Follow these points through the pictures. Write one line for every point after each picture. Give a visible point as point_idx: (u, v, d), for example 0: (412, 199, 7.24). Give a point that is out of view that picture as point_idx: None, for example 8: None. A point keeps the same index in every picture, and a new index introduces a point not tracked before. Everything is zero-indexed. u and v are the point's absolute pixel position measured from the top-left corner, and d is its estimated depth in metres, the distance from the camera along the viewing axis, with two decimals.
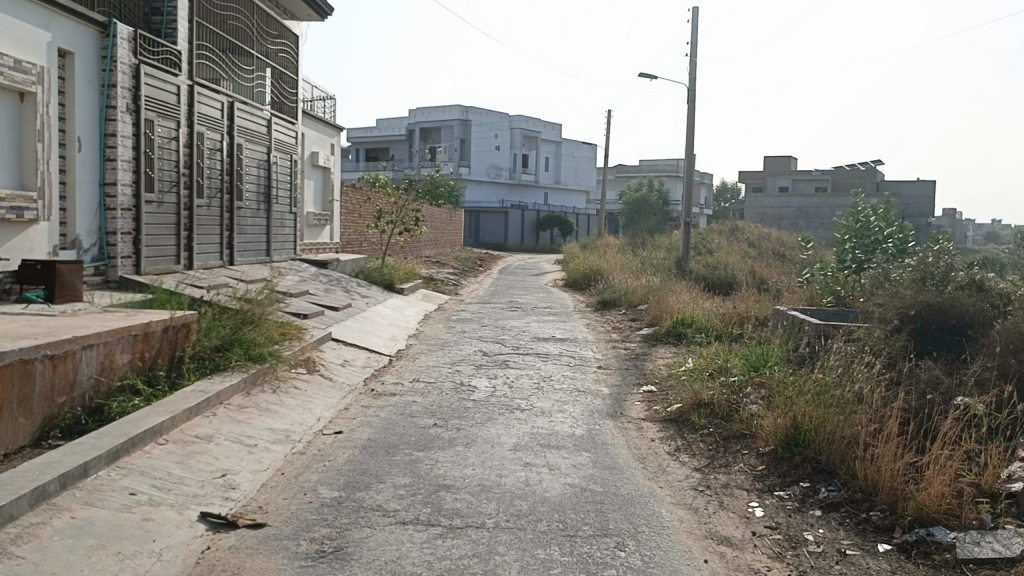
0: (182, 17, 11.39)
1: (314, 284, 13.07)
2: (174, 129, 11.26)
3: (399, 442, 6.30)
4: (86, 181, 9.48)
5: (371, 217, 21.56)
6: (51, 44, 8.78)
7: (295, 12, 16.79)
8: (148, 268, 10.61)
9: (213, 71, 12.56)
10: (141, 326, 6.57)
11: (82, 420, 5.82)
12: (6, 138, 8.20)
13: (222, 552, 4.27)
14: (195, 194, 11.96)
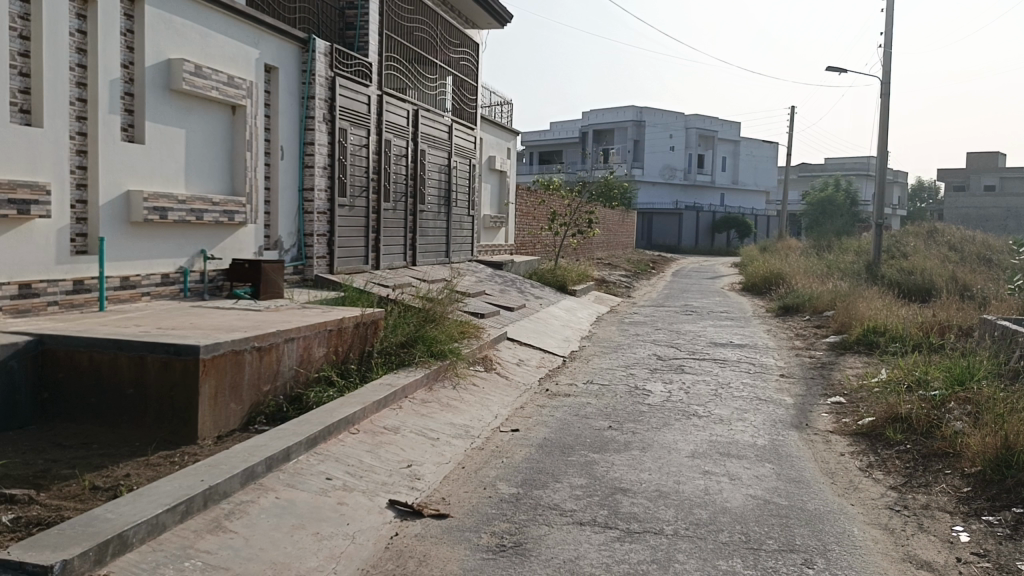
0: (373, 31, 12.05)
1: (491, 284, 13.44)
2: (365, 137, 11.93)
3: (575, 443, 6.35)
4: (287, 187, 10.24)
5: (546, 219, 21.88)
6: (258, 60, 9.58)
7: (476, 20, 17.33)
8: (340, 267, 11.31)
9: (399, 81, 13.20)
10: (334, 321, 7.02)
11: (283, 407, 6.30)
12: (220, 147, 9.01)
13: (410, 539, 4.48)
14: (383, 198, 12.62)
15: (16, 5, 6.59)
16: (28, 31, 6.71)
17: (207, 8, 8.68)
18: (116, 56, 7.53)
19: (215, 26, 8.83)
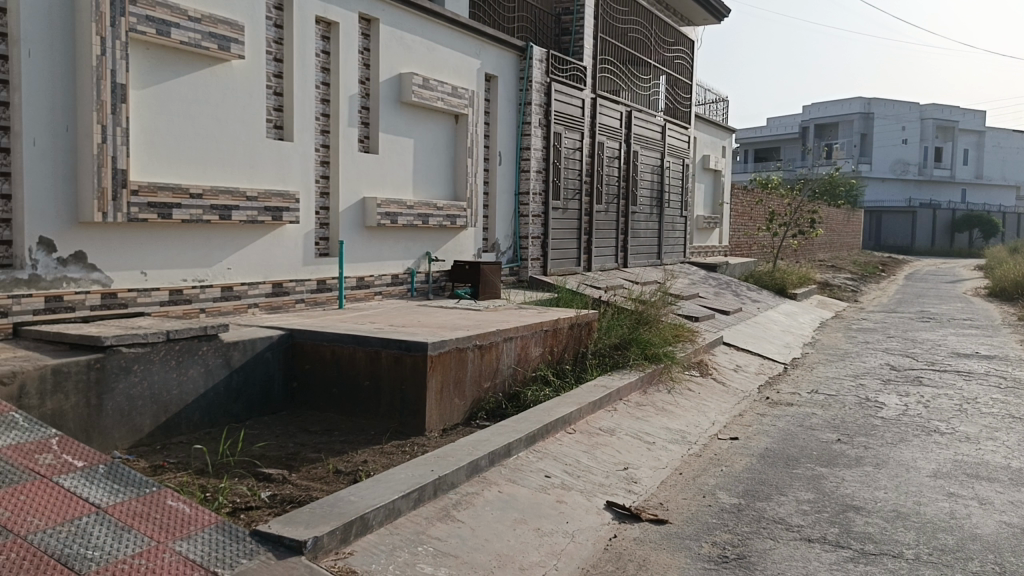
0: (589, 35, 12.15)
1: (705, 287, 13.11)
2: (579, 140, 12.08)
3: (800, 455, 6.04)
4: (504, 191, 10.60)
5: (762, 219, 21.04)
6: (479, 70, 10.00)
7: (691, 16, 17.02)
8: (554, 269, 11.53)
9: (613, 83, 13.23)
10: (550, 322, 7.16)
11: (502, 404, 6.52)
12: (444, 154, 9.50)
13: (629, 543, 4.47)
14: (596, 200, 12.71)
15: (272, 31, 7.33)
16: (281, 55, 7.44)
17: (434, 23, 9.18)
18: (355, 73, 8.16)
19: (440, 39, 9.33)
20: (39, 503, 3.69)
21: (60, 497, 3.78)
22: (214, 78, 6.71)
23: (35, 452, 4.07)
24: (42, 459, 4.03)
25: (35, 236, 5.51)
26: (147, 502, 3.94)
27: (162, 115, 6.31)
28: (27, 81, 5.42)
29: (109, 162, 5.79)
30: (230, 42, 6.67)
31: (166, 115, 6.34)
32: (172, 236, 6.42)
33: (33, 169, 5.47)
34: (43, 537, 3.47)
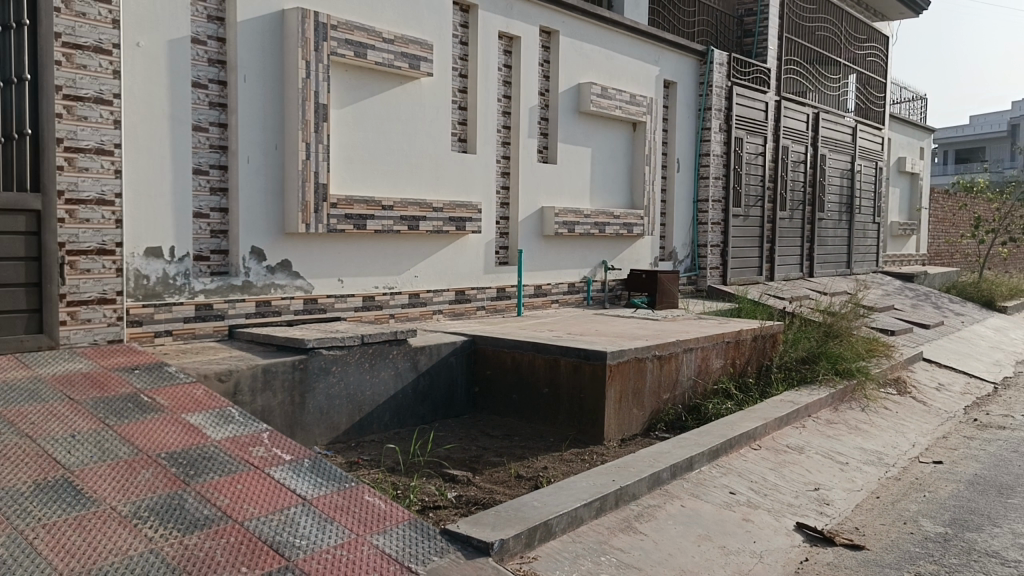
0: (774, 36, 11.73)
1: (900, 298, 12.26)
2: (762, 145, 11.67)
3: (1016, 484, 5.50)
4: (683, 198, 10.43)
5: (966, 226, 19.42)
6: (659, 76, 9.90)
7: (886, 10, 16.02)
8: (734, 278, 11.19)
9: (800, 84, 12.68)
10: (733, 333, 6.95)
11: (682, 416, 6.41)
12: (622, 162, 9.48)
13: (821, 567, 4.25)
14: (779, 207, 12.22)
15: (457, 48, 7.64)
16: (466, 70, 7.74)
17: (613, 31, 9.19)
18: (535, 85, 8.32)
19: (619, 48, 9.33)
20: (254, 492, 4.03)
21: (271, 488, 4.10)
22: (405, 95, 7.05)
23: (250, 445, 4.44)
24: (256, 452, 4.39)
25: (248, 246, 6.02)
26: (347, 496, 4.18)
27: (359, 131, 6.71)
28: (244, 104, 5.95)
29: (311, 177, 6.21)
30: (420, 60, 6.99)
31: (361, 132, 6.73)
32: (365, 246, 6.79)
33: (247, 184, 5.98)
34: (258, 524, 3.78)
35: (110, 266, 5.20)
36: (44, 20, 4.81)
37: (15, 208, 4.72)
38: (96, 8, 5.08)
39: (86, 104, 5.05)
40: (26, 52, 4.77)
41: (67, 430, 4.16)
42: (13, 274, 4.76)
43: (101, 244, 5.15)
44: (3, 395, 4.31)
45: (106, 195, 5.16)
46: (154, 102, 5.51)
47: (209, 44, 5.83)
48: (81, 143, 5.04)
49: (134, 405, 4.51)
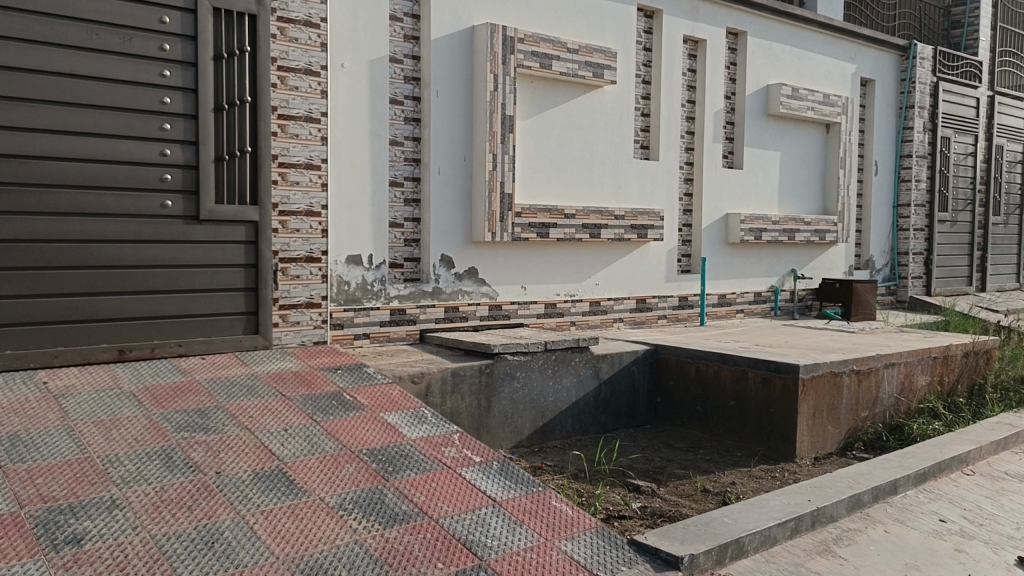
0: (986, 26, 10.82)
1: None
2: (973, 145, 10.77)
3: None
4: (881, 203, 9.83)
5: None
6: (855, 74, 9.38)
7: None
8: (940, 289, 10.37)
9: (1017, 76, 11.59)
10: (940, 349, 6.49)
11: (883, 436, 6.02)
12: (814, 166, 9.06)
13: None
14: (992, 211, 11.21)
15: (641, 55, 7.62)
16: (649, 77, 7.70)
17: (806, 30, 8.82)
18: (721, 88, 8.14)
19: (812, 47, 8.94)
20: (447, 491, 4.18)
21: (464, 488, 4.24)
22: (588, 103, 7.10)
23: (442, 445, 4.61)
24: (448, 452, 4.56)
25: (438, 254, 6.27)
26: (536, 499, 4.24)
27: (544, 141, 6.83)
28: (436, 118, 6.21)
29: (498, 187, 6.37)
30: (604, 68, 7.01)
31: (548, 142, 6.86)
32: (549, 254, 6.90)
33: (438, 195, 6.24)
34: (451, 522, 3.91)
35: (316, 273, 5.60)
36: (262, 47, 5.22)
37: (237, 219, 5.19)
38: (307, 34, 5.48)
39: (297, 123, 5.47)
40: (246, 76, 5.17)
41: (281, 424, 4.50)
42: (234, 279, 5.22)
43: (309, 252, 5.56)
44: (226, 390, 4.73)
45: (313, 207, 5.57)
46: (356, 118, 5.86)
47: (404, 62, 6.16)
48: (293, 158, 5.46)
49: (338, 403, 4.82)
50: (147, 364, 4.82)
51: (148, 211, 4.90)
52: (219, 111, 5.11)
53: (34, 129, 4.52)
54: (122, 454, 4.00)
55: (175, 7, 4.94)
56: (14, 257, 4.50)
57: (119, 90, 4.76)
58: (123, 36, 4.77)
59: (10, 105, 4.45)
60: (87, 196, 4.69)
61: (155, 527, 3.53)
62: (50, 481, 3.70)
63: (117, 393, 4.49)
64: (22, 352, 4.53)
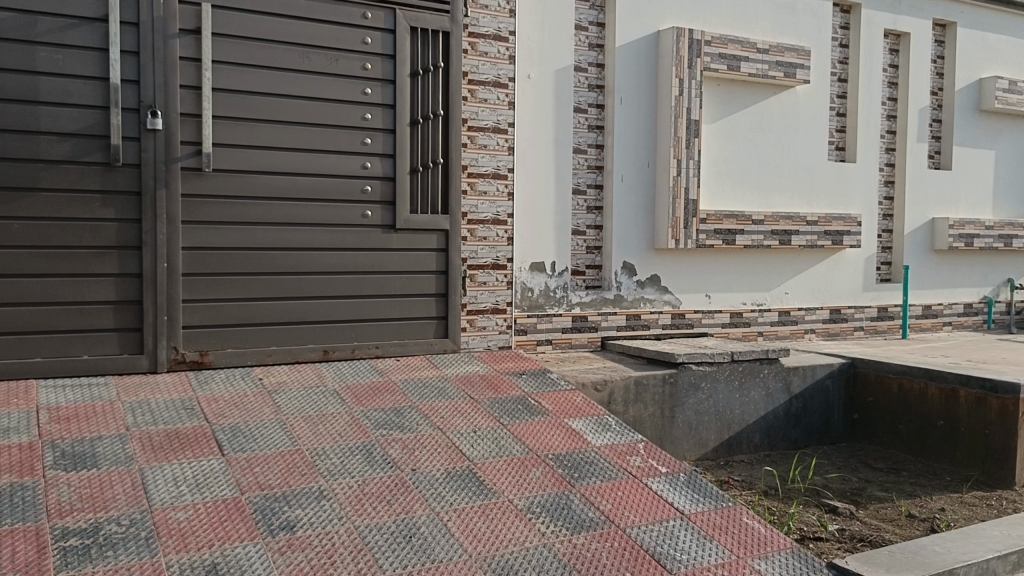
0: None
1: None
2: None
3: None
4: None
5: None
6: None
7: None
8: None
9: None
10: None
11: None
12: None
13: None
14: None
15: (836, 52, 7.26)
16: (846, 75, 7.32)
17: None
18: (926, 84, 7.60)
19: None
20: (634, 500, 4.14)
21: (650, 498, 4.18)
22: (778, 105, 6.84)
23: (628, 454, 4.58)
24: (633, 461, 4.52)
25: (621, 261, 6.25)
26: (726, 515, 4.11)
27: (732, 145, 6.66)
28: (620, 125, 6.20)
29: (682, 193, 6.27)
30: (796, 67, 6.73)
31: (736, 146, 6.67)
32: (735, 262, 6.70)
33: (622, 202, 6.23)
34: (639, 532, 3.88)
35: (502, 279, 5.75)
36: (455, 61, 5.42)
37: (429, 228, 5.42)
38: (496, 47, 5.63)
39: (486, 134, 5.63)
40: (440, 91, 5.40)
41: (470, 426, 4.64)
42: (426, 285, 5.46)
43: (495, 259, 5.72)
44: (419, 391, 4.95)
45: (500, 215, 5.72)
46: (542, 128, 5.96)
47: (589, 70, 6.19)
48: (481, 168, 5.63)
49: (524, 407, 4.91)
50: (348, 365, 5.14)
51: (350, 220, 5.22)
52: (414, 125, 5.36)
53: (254, 147, 4.94)
54: (328, 447, 4.27)
55: (377, 27, 5.23)
56: (236, 263, 4.93)
57: (326, 108, 5.10)
58: (330, 58, 5.10)
59: (235, 125, 4.88)
60: (297, 207, 5.07)
61: (358, 519, 3.74)
62: (266, 470, 4.01)
63: (322, 391, 4.81)
64: (241, 350, 4.96)
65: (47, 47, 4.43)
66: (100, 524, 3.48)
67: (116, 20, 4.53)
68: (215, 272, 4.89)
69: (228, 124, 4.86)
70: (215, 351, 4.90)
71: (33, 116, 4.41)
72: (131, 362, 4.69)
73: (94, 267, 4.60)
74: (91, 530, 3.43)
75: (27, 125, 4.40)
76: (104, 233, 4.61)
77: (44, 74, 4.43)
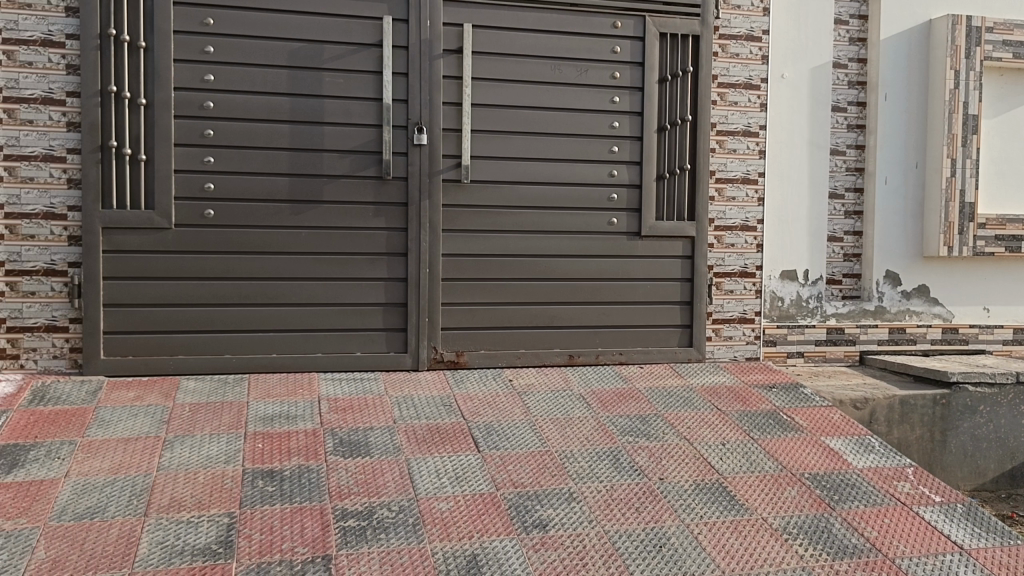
0: None
1: None
2: None
3: None
4: None
5: None
6: None
7: None
8: None
9: None
10: None
11: None
12: None
13: None
14: None
15: None
16: None
17: None
18: None
19: None
20: (904, 530, 3.82)
21: (922, 529, 3.84)
22: None
23: (894, 479, 4.23)
24: (901, 487, 4.17)
25: (883, 270, 5.82)
26: (1015, 554, 3.68)
27: (1020, 142, 5.97)
28: (886, 123, 5.79)
29: (956, 195, 5.72)
30: None
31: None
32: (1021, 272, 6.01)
33: (886, 206, 5.80)
34: (911, 565, 3.57)
35: (750, 288, 5.55)
36: (704, 65, 5.33)
37: (676, 235, 5.37)
38: (749, 48, 5.45)
39: (736, 138, 5.47)
40: (688, 96, 5.33)
41: (719, 438, 4.53)
42: (671, 292, 5.41)
43: (744, 267, 5.53)
44: (664, 399, 4.90)
45: (749, 221, 5.53)
46: (795, 130, 5.69)
47: (849, 66, 5.82)
48: (730, 173, 5.47)
49: (775, 422, 4.70)
50: (593, 370, 5.21)
51: (597, 228, 5.29)
52: (662, 131, 5.34)
53: (507, 158, 5.15)
54: (577, 451, 4.35)
55: (626, 35, 5.26)
56: (490, 269, 5.17)
57: (576, 118, 5.22)
58: (581, 69, 5.21)
59: (491, 138, 5.12)
60: (547, 215, 5.22)
61: (608, 524, 3.77)
62: (519, 469, 4.16)
63: (569, 395, 4.91)
64: (493, 352, 5.19)
65: (330, 72, 4.90)
66: (374, 508, 3.78)
67: (389, 44, 4.92)
68: (471, 278, 5.16)
69: (485, 136, 5.11)
70: (469, 352, 5.17)
71: (318, 135, 4.90)
72: (396, 359, 5.07)
73: (366, 271, 5.02)
74: (366, 513, 3.74)
75: (313, 143, 4.90)
76: (374, 241, 5.02)
77: (328, 97, 4.91)
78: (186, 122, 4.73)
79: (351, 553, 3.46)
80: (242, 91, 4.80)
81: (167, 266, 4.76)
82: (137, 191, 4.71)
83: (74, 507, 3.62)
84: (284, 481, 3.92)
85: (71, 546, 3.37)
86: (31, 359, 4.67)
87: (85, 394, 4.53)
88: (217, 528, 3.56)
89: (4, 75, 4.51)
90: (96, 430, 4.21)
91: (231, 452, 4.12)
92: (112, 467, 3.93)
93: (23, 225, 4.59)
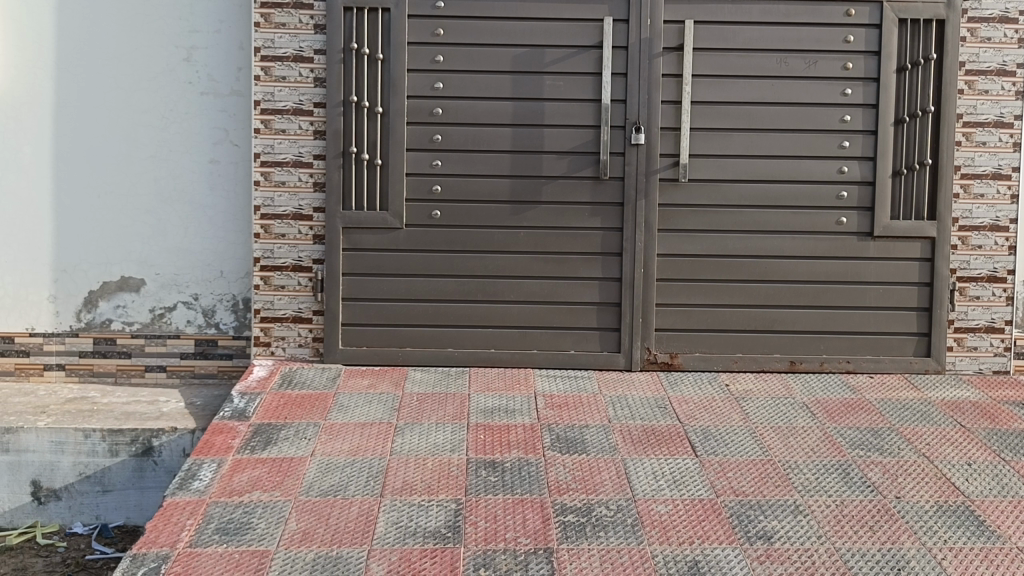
0: None
1: None
2: None
3: None
4: None
5: None
6: None
7: None
8: None
9: None
10: None
11: None
12: None
13: None
14: None
15: None
16: None
17: None
18: None
19: None
20: None
21: None
22: None
23: None
24: None
25: None
26: None
27: None
28: None
29: None
30: None
31: None
32: None
33: None
34: None
35: (1000, 294, 5.06)
36: (951, 52, 4.92)
37: (914, 235, 5.00)
38: (1003, 31, 4.95)
39: (985, 129, 4.99)
40: (931, 85, 4.94)
41: (964, 457, 4.16)
42: (906, 297, 5.05)
43: (992, 271, 5.05)
44: (898, 412, 4.58)
45: (1000, 221, 5.03)
46: None
47: None
48: (979, 168, 5.00)
49: None
50: (817, 379, 4.97)
51: (824, 227, 5.03)
52: (899, 124, 4.98)
53: (728, 156, 5.01)
54: (802, 462, 4.15)
55: (861, 24, 4.95)
56: (708, 271, 5.06)
57: (803, 113, 4.98)
58: (809, 61, 4.97)
59: (711, 136, 5.01)
60: (769, 215, 5.03)
61: (839, 541, 3.56)
62: (740, 477, 4.03)
63: (791, 403, 4.70)
64: (709, 355, 5.08)
65: (551, 75, 5.00)
66: (592, 505, 3.81)
67: (610, 45, 4.95)
68: (687, 279, 5.07)
69: (705, 134, 5.00)
70: (684, 354, 5.09)
71: (539, 137, 5.02)
72: (610, 359, 5.09)
73: (582, 270, 5.08)
74: (585, 509, 3.78)
75: (534, 145, 5.02)
76: (591, 241, 5.06)
77: (549, 99, 5.01)
78: (418, 128, 5.01)
79: (572, 548, 3.50)
80: (469, 97, 5.01)
81: (398, 264, 5.08)
82: (373, 193, 5.05)
83: (320, 484, 3.94)
84: (505, 472, 4.05)
85: (319, 520, 3.67)
86: (280, 347, 5.13)
87: (326, 380, 4.93)
88: (446, 513, 3.74)
89: (262, 89, 4.97)
90: (337, 414, 4.56)
91: (456, 441, 4.31)
92: (351, 449, 4.23)
93: (276, 225, 5.06)
